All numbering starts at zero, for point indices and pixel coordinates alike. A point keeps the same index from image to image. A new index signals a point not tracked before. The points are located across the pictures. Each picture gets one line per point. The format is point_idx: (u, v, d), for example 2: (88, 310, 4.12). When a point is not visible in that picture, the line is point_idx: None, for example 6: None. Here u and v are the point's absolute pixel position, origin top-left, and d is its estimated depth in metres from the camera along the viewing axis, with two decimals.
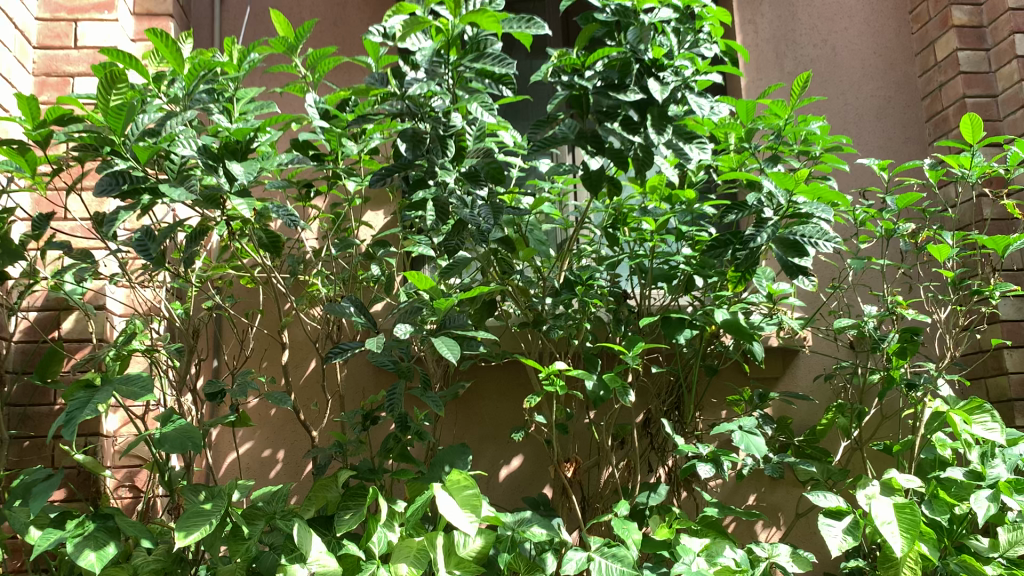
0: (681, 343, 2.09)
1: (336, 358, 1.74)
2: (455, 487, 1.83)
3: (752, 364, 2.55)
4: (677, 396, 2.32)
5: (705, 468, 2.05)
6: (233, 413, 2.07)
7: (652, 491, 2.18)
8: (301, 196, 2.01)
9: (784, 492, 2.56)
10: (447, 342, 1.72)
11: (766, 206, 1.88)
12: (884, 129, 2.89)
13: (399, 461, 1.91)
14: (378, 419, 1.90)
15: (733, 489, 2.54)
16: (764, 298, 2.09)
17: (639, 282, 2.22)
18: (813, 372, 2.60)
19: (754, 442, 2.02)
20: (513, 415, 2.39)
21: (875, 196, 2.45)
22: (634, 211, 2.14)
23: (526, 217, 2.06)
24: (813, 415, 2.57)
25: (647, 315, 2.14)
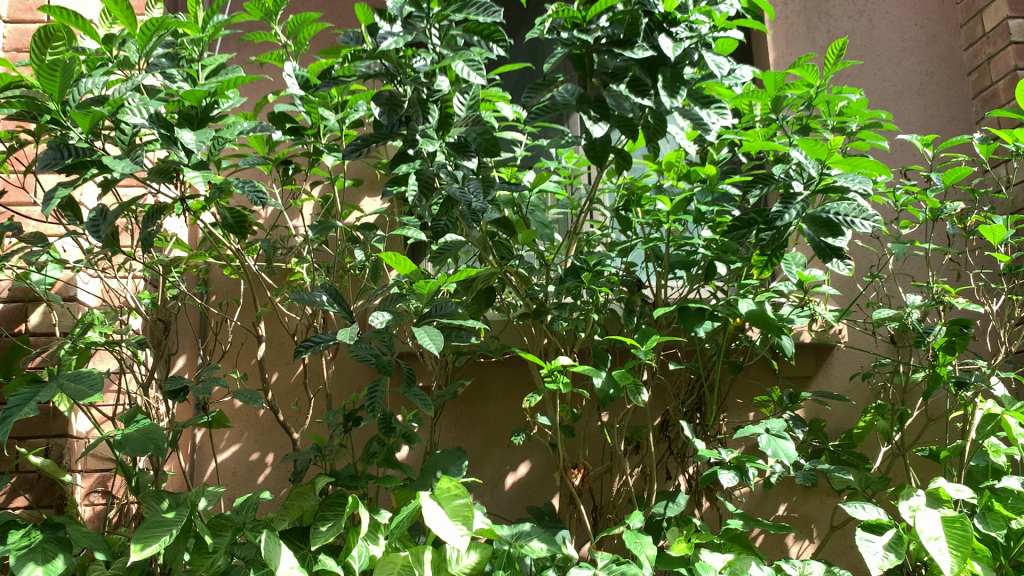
0: (701, 336, 1.88)
1: (306, 353, 1.55)
2: (445, 496, 1.64)
3: (782, 362, 2.33)
4: (698, 396, 2.10)
5: (729, 476, 1.83)
6: (207, 414, 1.89)
7: (670, 501, 1.97)
8: (280, 176, 1.83)
9: (817, 502, 2.33)
10: (432, 332, 1.53)
11: (795, 179, 1.65)
12: (926, 107, 2.66)
13: (385, 467, 1.72)
14: (360, 419, 1.71)
15: (761, 498, 2.33)
16: (796, 286, 1.87)
17: (656, 270, 2.01)
18: (849, 369, 2.37)
19: (783, 448, 1.80)
20: (519, 417, 2.23)
21: (919, 175, 2.21)
22: (648, 189, 1.95)
23: (527, 197, 1.86)
24: (849, 418, 2.34)
25: (663, 306, 1.93)
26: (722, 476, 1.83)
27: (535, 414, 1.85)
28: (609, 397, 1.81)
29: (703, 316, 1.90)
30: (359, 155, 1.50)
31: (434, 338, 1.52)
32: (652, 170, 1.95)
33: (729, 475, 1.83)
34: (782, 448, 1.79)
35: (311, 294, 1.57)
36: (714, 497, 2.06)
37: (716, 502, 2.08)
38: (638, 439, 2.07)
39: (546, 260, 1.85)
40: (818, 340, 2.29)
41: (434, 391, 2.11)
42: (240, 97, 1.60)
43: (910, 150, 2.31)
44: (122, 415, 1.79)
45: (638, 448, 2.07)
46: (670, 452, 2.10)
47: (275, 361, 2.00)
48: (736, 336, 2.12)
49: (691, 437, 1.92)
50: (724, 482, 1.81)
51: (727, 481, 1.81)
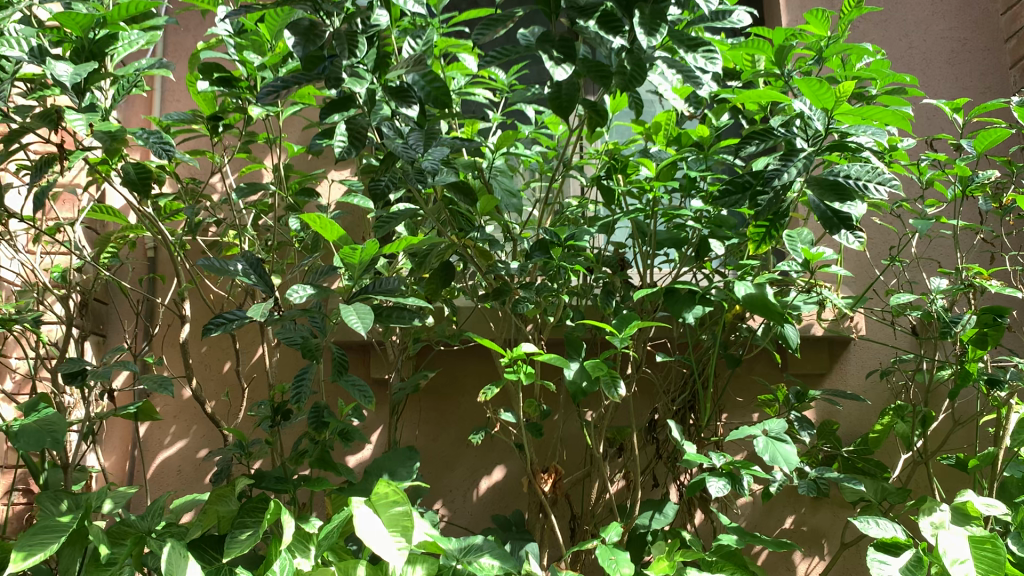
0: (692, 322, 1.63)
1: (215, 333, 1.32)
2: (382, 504, 1.41)
3: (790, 356, 2.08)
4: (691, 391, 1.85)
5: (718, 484, 1.58)
6: (130, 405, 1.68)
7: (658, 511, 1.76)
8: (208, 133, 1.61)
9: (829, 516, 2.08)
10: (361, 309, 1.27)
11: (799, 135, 1.40)
12: (957, 77, 2.38)
13: (318, 468, 1.49)
14: (289, 413, 1.48)
15: (765, 510, 2.08)
16: (801, 266, 1.61)
17: (642, 249, 1.77)
18: (866, 365, 2.12)
19: (781, 450, 1.54)
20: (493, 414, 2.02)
21: (948, 146, 1.95)
22: (633, 154, 1.71)
23: (492, 161, 1.62)
24: (865, 420, 2.08)
25: (647, 288, 1.69)
26: (710, 484, 1.57)
27: (498, 409, 1.61)
28: (582, 390, 1.56)
29: (694, 300, 1.65)
30: (277, 98, 1.27)
31: (365, 315, 1.26)
32: (637, 132, 1.72)
33: (719, 483, 1.57)
34: (780, 452, 1.54)
35: (223, 262, 1.34)
36: (708, 509, 1.81)
37: (710, 513, 1.83)
38: (621, 441, 1.82)
39: (511, 231, 1.59)
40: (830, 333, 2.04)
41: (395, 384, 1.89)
42: (147, 34, 1.37)
43: (937, 119, 2.04)
44: (25, 405, 1.57)
45: (621, 450, 1.82)
46: (657, 456, 1.86)
47: (214, 347, 1.78)
48: (735, 327, 1.86)
49: (677, 438, 1.66)
50: (713, 493, 1.55)
51: (716, 491, 1.55)
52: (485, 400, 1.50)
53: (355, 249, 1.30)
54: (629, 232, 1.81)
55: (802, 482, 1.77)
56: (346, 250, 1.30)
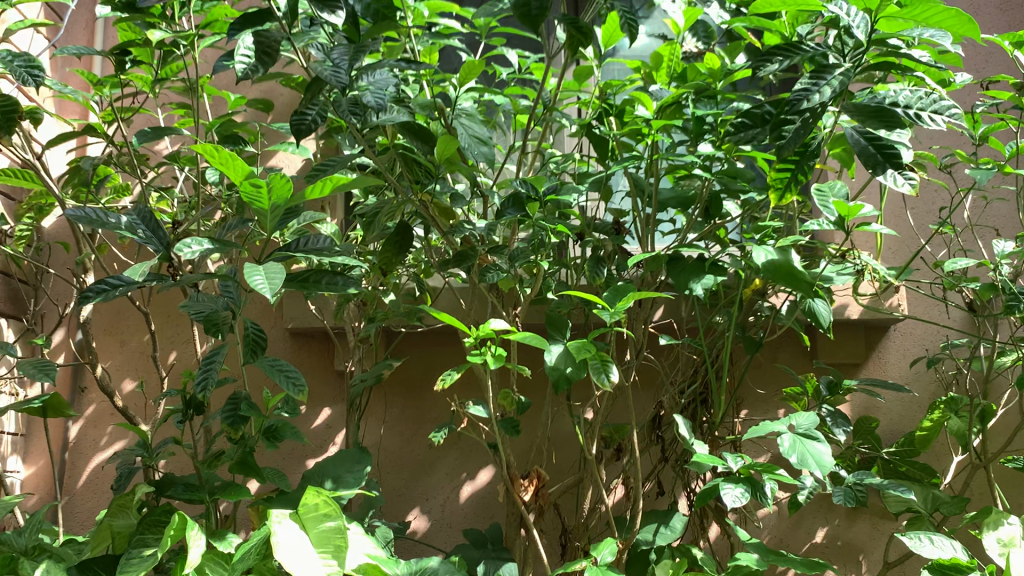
0: (701, 295, 1.34)
1: (94, 302, 1.03)
2: (310, 518, 1.13)
3: (820, 342, 1.78)
4: (701, 380, 1.56)
5: (736, 494, 1.27)
6: (30, 399, 1.41)
7: (664, 525, 1.49)
8: (117, 71, 1.34)
9: (867, 529, 1.79)
10: (272, 268, 0.99)
11: (830, 50, 1.11)
12: (1012, 23, 2.07)
13: (240, 473, 1.22)
14: (203, 405, 1.21)
15: (793, 523, 1.80)
16: (834, 227, 1.32)
17: (642, 211, 1.48)
18: (908, 352, 1.82)
19: (811, 450, 1.25)
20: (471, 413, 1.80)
21: (1009, 89, 1.64)
22: (629, 96, 1.42)
23: (457, 101, 1.34)
24: (909, 416, 1.78)
25: (646, 255, 1.40)
26: (724, 492, 1.27)
27: (465, 402, 1.32)
28: (566, 377, 1.28)
29: (704, 269, 1.36)
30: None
31: (273, 275, 0.98)
32: (635, 68, 1.43)
33: (736, 489, 1.26)
34: (810, 451, 1.24)
35: (103, 213, 1.06)
36: (724, 522, 1.52)
37: (726, 528, 1.54)
38: (618, 441, 1.54)
39: (479, 184, 1.30)
40: (867, 314, 1.74)
41: (354, 375, 1.61)
42: None
43: (993, 63, 1.74)
44: None
45: (618, 452, 1.54)
46: (663, 458, 1.56)
47: None
48: (754, 305, 1.57)
49: (684, 436, 1.37)
50: (728, 501, 1.25)
51: (732, 499, 1.25)
52: (443, 388, 1.22)
53: (259, 186, 1.00)
54: (626, 192, 1.53)
55: (836, 490, 1.47)
56: (248, 187, 1.00)
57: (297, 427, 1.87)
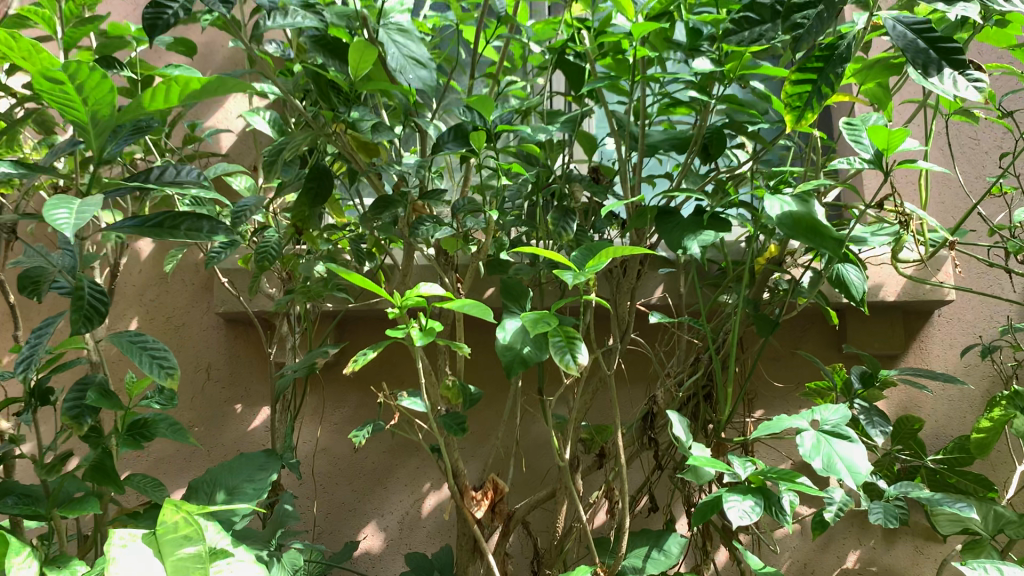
0: (698, 257, 1.04)
1: None
2: (169, 543, 0.84)
3: (849, 327, 1.51)
4: (704, 369, 1.27)
5: (742, 510, 0.95)
6: None
7: (657, 550, 1.19)
8: None
9: (908, 553, 1.51)
10: (87, 201, 0.71)
11: None
12: None
13: (94, 482, 0.94)
14: (46, 392, 0.93)
15: (820, 544, 1.52)
16: (871, 165, 1.02)
17: (630, 157, 1.20)
18: (957, 340, 1.54)
19: (843, 452, 0.95)
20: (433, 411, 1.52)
21: None
22: (607, 9, 1.13)
23: (388, 11, 1.07)
24: (957, 415, 1.51)
25: (629, 209, 1.11)
26: (729, 504, 0.96)
27: (396, 392, 1.04)
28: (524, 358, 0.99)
29: (703, 225, 1.06)
30: None
31: (88, 208, 0.71)
32: None
33: (745, 502, 0.96)
34: (841, 453, 0.94)
35: None
36: (732, 544, 1.23)
37: (735, 553, 1.25)
38: (601, 444, 1.25)
39: (414, 114, 1.02)
40: (907, 293, 1.46)
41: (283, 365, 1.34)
42: None
43: None
44: None
45: (600, 458, 1.25)
46: (656, 466, 1.27)
47: None
48: (768, 278, 1.29)
49: (678, 435, 1.08)
50: (733, 516, 0.94)
51: (739, 513, 0.94)
52: (356, 370, 0.93)
53: (62, 84, 0.71)
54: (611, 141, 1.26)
55: (872, 508, 1.16)
56: (47, 86, 0.71)
57: (234, 431, 1.61)
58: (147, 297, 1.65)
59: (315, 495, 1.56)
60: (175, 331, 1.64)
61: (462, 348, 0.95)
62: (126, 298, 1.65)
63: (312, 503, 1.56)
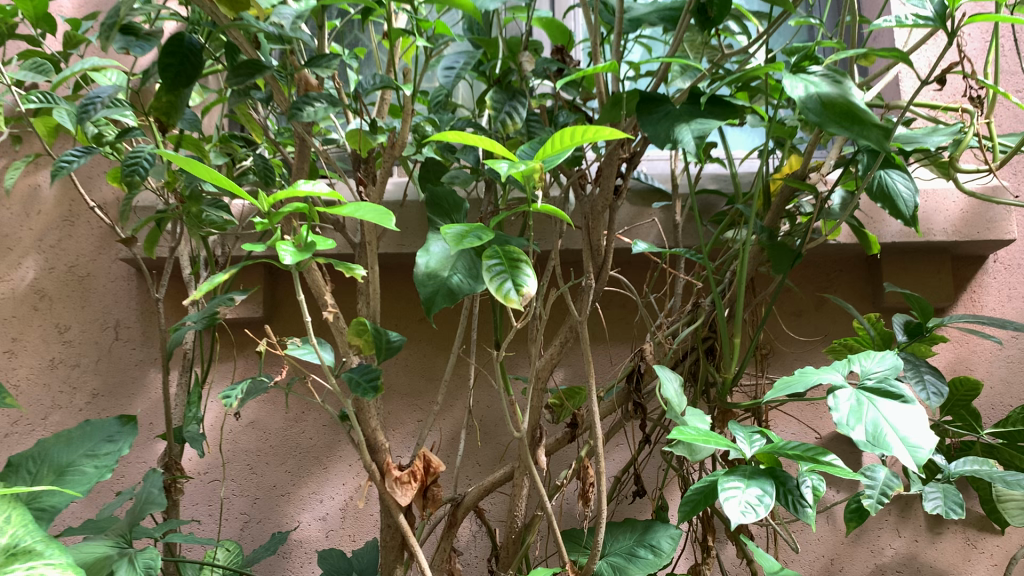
0: (694, 152, 0.75)
1: None
2: None
3: (886, 273, 1.27)
4: (703, 316, 0.99)
5: (742, 505, 0.66)
6: None
7: (645, 548, 0.92)
8: None
9: (956, 546, 1.25)
10: None
11: None
12: None
13: None
14: None
15: (849, 537, 1.25)
16: (931, 23, 0.74)
17: (611, 41, 0.94)
18: (1016, 292, 1.31)
19: (892, 418, 0.67)
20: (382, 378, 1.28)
21: None
22: None
23: None
24: (1017, 379, 1.25)
25: (603, 95, 0.84)
26: (727, 495, 0.68)
27: (287, 340, 0.78)
28: (451, 289, 0.72)
29: (699, 113, 0.78)
30: None
31: None
32: None
33: (749, 492, 0.68)
34: (890, 420, 0.67)
35: None
36: (741, 540, 0.97)
37: (744, 550, 0.98)
38: (572, 412, 0.99)
39: None
40: (959, 232, 1.23)
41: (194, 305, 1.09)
42: None
43: None
44: None
45: (571, 428, 0.97)
46: (644, 439, 0.99)
47: None
48: (787, 202, 1.01)
49: (667, 396, 0.79)
50: (733, 511, 0.66)
51: (741, 508, 0.66)
52: (213, 291, 0.70)
53: None
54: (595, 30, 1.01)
55: (929, 493, 0.91)
56: None
57: (148, 400, 1.35)
58: (46, 243, 1.38)
59: (241, 477, 1.30)
60: (79, 282, 1.37)
61: (356, 270, 0.68)
62: (20, 244, 1.38)
63: (238, 486, 1.29)
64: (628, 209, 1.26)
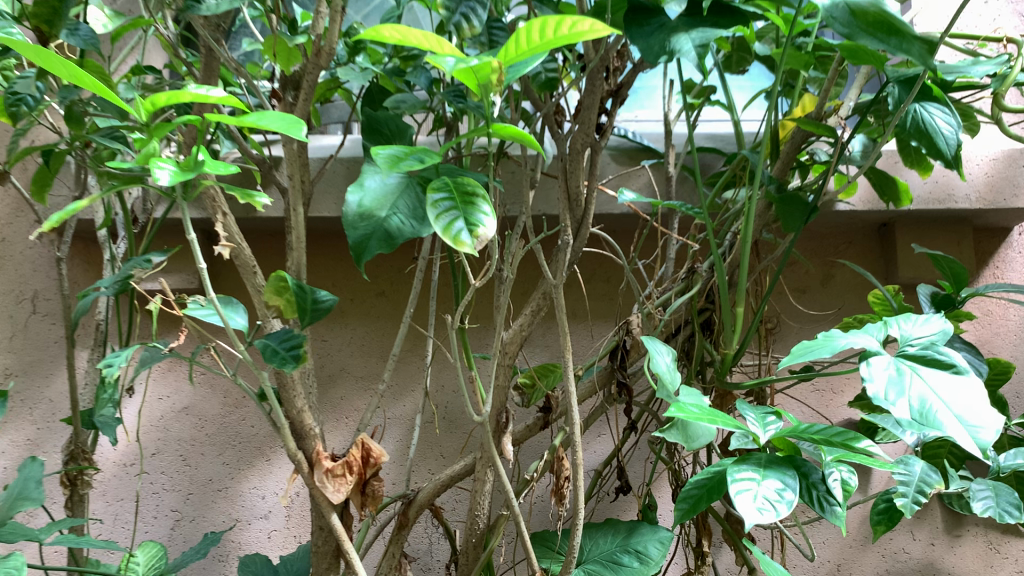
0: (695, 64, 0.61)
1: None
2: None
3: (900, 245, 1.12)
4: (699, 283, 0.85)
5: (754, 494, 0.52)
6: None
7: (630, 553, 0.77)
8: None
9: (978, 551, 1.11)
10: None
11: None
12: None
13: None
14: None
15: (858, 540, 1.11)
16: None
17: None
18: None
19: (943, 393, 0.52)
20: (342, 359, 1.15)
21: None
22: None
23: None
24: None
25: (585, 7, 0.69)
26: (739, 488, 0.53)
27: (189, 295, 0.63)
28: (388, 232, 0.57)
29: (700, 22, 0.63)
30: None
31: None
32: None
33: (765, 484, 0.53)
34: (941, 395, 0.51)
35: None
36: (742, 545, 0.82)
37: (746, 556, 0.84)
38: (545, 393, 0.83)
39: None
40: (984, 199, 1.09)
41: (113, 268, 0.94)
42: None
43: None
44: None
45: (544, 413, 0.82)
46: (631, 425, 0.84)
47: None
48: (801, 148, 0.86)
49: (658, 371, 0.64)
50: (747, 508, 0.51)
51: (756, 505, 0.51)
52: (64, 219, 0.56)
53: None
54: None
55: (978, 492, 0.79)
56: None
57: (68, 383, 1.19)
58: None
59: (172, 470, 1.15)
60: None
61: (255, 198, 0.60)
62: None
63: (169, 480, 1.15)
64: (612, 167, 1.11)
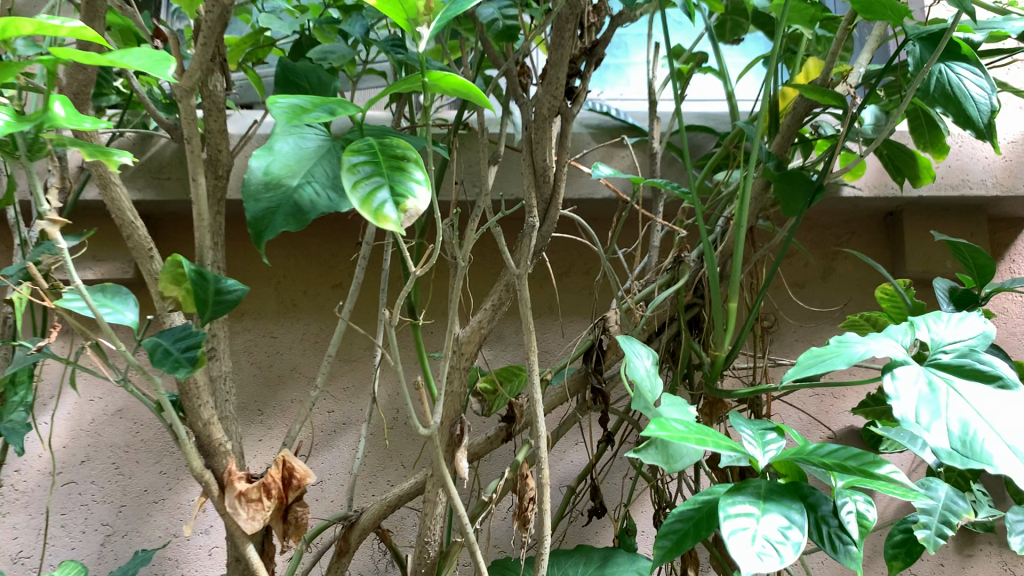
0: None
1: None
2: None
3: (907, 236, 1.02)
4: (687, 275, 0.74)
5: (754, 534, 0.41)
6: None
7: None
8: None
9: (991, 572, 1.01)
10: None
11: None
12: None
13: None
14: None
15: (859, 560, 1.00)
16: None
17: None
18: None
19: (988, 415, 0.41)
20: (292, 358, 1.04)
21: None
22: None
23: None
24: None
25: None
26: (733, 527, 0.42)
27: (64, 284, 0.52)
28: (299, 205, 0.45)
29: None
30: None
31: None
32: None
33: (766, 522, 0.42)
34: (986, 417, 0.41)
35: None
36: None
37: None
38: (509, 400, 0.72)
39: None
40: (1001, 185, 0.98)
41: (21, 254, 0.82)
42: None
43: None
44: None
45: (507, 422, 0.71)
46: (608, 436, 0.73)
47: None
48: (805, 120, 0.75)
49: (636, 378, 0.53)
50: (743, 554, 0.40)
51: (755, 550, 0.40)
52: None
53: None
54: None
55: (1016, 524, 0.70)
56: None
57: None
58: None
59: (104, 479, 1.03)
60: None
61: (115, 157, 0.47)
62: None
63: (99, 491, 1.03)
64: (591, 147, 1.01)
